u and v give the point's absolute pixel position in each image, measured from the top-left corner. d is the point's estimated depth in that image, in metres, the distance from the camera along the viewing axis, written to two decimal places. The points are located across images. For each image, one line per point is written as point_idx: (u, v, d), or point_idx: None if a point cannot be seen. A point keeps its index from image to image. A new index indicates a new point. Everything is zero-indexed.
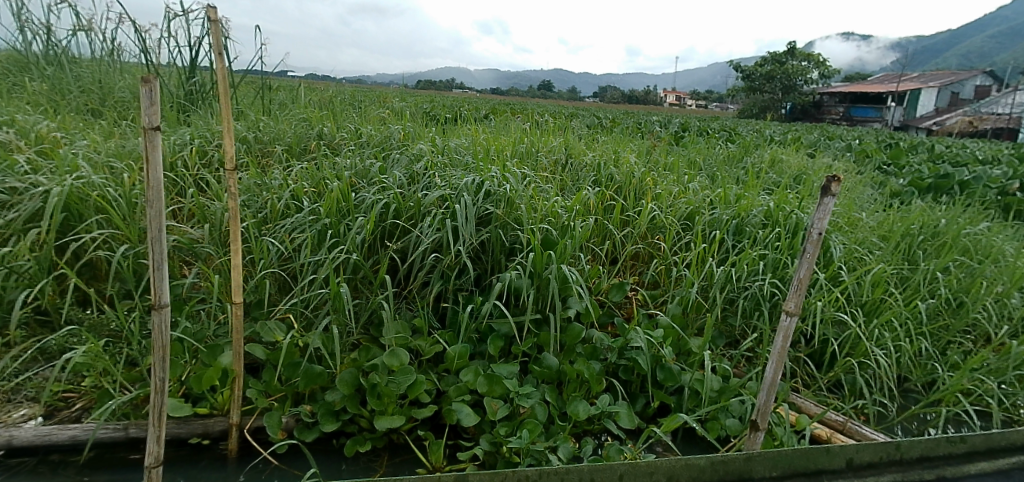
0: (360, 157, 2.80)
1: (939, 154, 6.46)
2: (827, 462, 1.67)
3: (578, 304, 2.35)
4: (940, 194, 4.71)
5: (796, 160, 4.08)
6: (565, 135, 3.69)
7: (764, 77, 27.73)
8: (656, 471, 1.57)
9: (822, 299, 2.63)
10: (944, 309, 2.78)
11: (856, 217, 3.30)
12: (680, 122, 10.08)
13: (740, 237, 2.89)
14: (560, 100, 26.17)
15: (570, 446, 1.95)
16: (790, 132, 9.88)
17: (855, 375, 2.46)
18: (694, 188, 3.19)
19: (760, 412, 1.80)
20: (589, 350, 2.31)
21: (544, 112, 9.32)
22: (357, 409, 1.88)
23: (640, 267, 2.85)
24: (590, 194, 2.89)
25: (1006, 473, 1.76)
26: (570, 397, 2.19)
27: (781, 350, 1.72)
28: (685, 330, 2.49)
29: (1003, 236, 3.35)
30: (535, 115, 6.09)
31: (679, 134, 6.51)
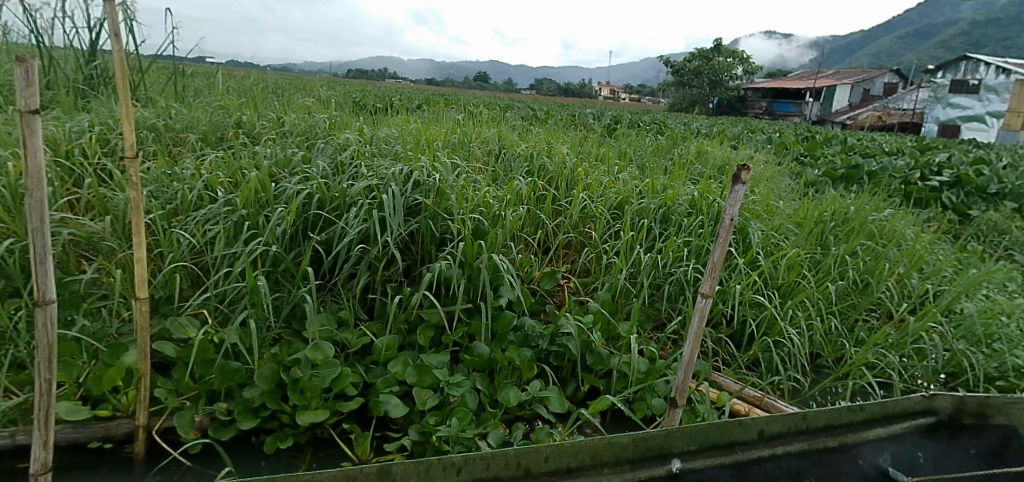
0: (281, 146, 2.69)
1: (850, 146, 6.91)
2: (739, 433, 1.82)
3: (509, 293, 2.37)
4: (851, 183, 5.04)
5: (720, 151, 4.25)
6: (498, 126, 3.69)
7: (696, 74, 28.78)
8: (580, 451, 1.72)
9: (741, 282, 2.75)
10: (852, 290, 2.98)
11: (774, 205, 3.43)
12: (611, 114, 10.32)
13: (667, 226, 2.97)
14: (499, 93, 26.23)
15: (500, 433, 2.02)
16: (715, 125, 10.32)
17: (771, 353, 2.61)
18: (623, 178, 3.25)
19: (678, 390, 1.91)
20: (521, 338, 2.34)
21: (481, 103, 9.29)
22: (278, 405, 1.83)
23: (572, 256, 2.89)
24: (522, 184, 2.89)
25: (898, 437, 1.93)
26: (501, 385, 2.23)
27: (698, 330, 1.84)
28: (613, 316, 2.57)
29: (905, 221, 3.62)
30: (468, 106, 6.07)
31: (612, 127, 6.66)
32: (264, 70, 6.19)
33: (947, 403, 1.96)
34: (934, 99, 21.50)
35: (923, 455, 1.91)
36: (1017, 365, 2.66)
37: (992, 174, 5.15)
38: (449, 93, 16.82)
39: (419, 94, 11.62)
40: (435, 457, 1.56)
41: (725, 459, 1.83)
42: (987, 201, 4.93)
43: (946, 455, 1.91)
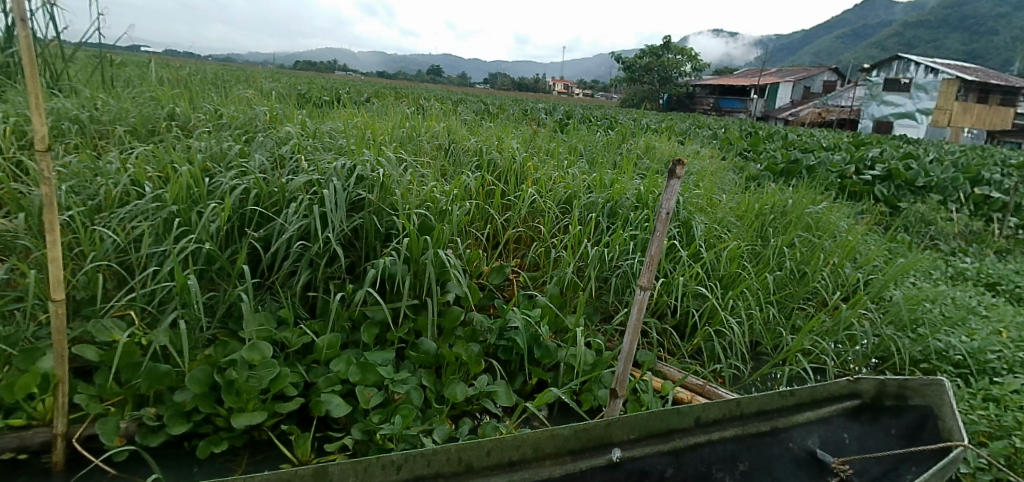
0: (217, 139, 2.60)
1: (792, 141, 7.19)
2: (677, 421, 1.88)
3: (456, 288, 2.36)
4: (791, 177, 5.24)
5: (667, 146, 4.35)
6: (447, 120, 3.66)
7: (646, 70, 29.16)
8: (523, 444, 1.74)
9: (684, 274, 2.83)
10: (790, 279, 3.10)
11: (717, 198, 3.52)
12: (564, 109, 10.42)
13: (614, 220, 3.02)
14: (457, 87, 26.08)
15: (445, 429, 2.03)
16: (665, 120, 10.55)
17: (713, 342, 2.70)
18: (572, 173, 3.28)
19: (618, 381, 1.97)
20: (468, 333, 2.35)
21: (435, 97, 9.21)
22: (212, 408, 1.77)
23: (521, 250, 2.89)
24: (469, 179, 2.88)
25: (826, 420, 2.03)
26: (448, 380, 2.22)
27: (637, 321, 1.92)
28: (561, 310, 2.60)
29: (839, 213, 3.78)
30: (419, 100, 6.00)
31: (565, 122, 6.72)
32: (204, 62, 5.98)
33: (870, 386, 2.08)
34: (871, 97, 22.32)
35: (849, 437, 2.00)
36: (940, 349, 2.88)
37: (920, 168, 5.47)
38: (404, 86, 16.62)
39: (372, 87, 11.38)
40: (374, 455, 1.55)
41: (664, 446, 1.89)
42: (914, 194, 5.24)
43: (870, 435, 2.01)
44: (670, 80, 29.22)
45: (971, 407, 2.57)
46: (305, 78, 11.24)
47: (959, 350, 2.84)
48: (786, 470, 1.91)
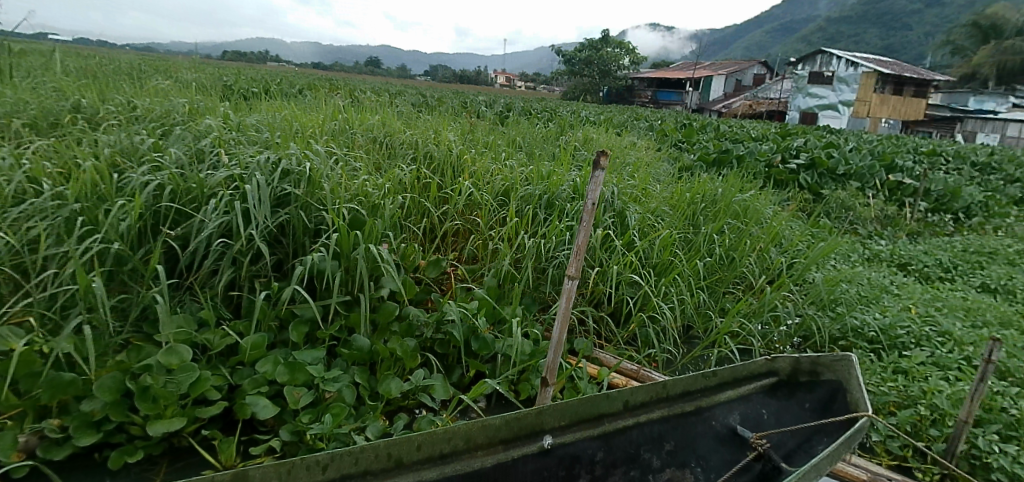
0: (129, 133, 2.47)
1: (723, 132, 7.48)
2: (606, 405, 1.93)
3: (390, 283, 2.33)
4: (723, 167, 5.46)
5: (604, 138, 4.43)
6: (382, 112, 3.60)
7: (585, 63, 29.29)
8: (454, 436, 1.74)
9: (619, 263, 2.90)
10: (720, 265, 3.23)
11: (650, 188, 3.61)
12: (506, 102, 10.43)
13: (551, 211, 3.05)
14: (402, 79, 25.66)
15: (379, 425, 2.01)
16: (606, 112, 10.75)
17: (647, 327, 2.78)
18: (510, 165, 3.29)
19: (549, 369, 2.00)
20: (404, 328, 2.33)
21: (374, 90, 9.05)
22: (124, 417, 1.68)
23: (459, 243, 2.89)
24: (403, 172, 2.84)
25: (746, 397, 2.14)
26: (382, 376, 2.20)
27: (565, 309, 1.96)
28: (499, 301, 2.61)
29: (765, 201, 3.96)
30: (357, 92, 5.88)
31: (507, 114, 6.74)
32: (119, 54, 5.64)
33: (786, 363, 2.19)
34: (795, 88, 23.14)
35: (767, 412, 2.14)
36: (855, 326, 3.07)
37: (840, 156, 5.80)
38: (344, 78, 16.22)
39: (308, 79, 11.00)
40: (298, 456, 1.51)
41: (593, 430, 1.94)
42: (836, 182, 5.57)
43: (786, 410, 2.15)
44: (610, 73, 29.18)
45: (882, 379, 2.76)
46: (237, 68, 10.76)
47: (872, 327, 3.04)
48: (709, 447, 2.05)
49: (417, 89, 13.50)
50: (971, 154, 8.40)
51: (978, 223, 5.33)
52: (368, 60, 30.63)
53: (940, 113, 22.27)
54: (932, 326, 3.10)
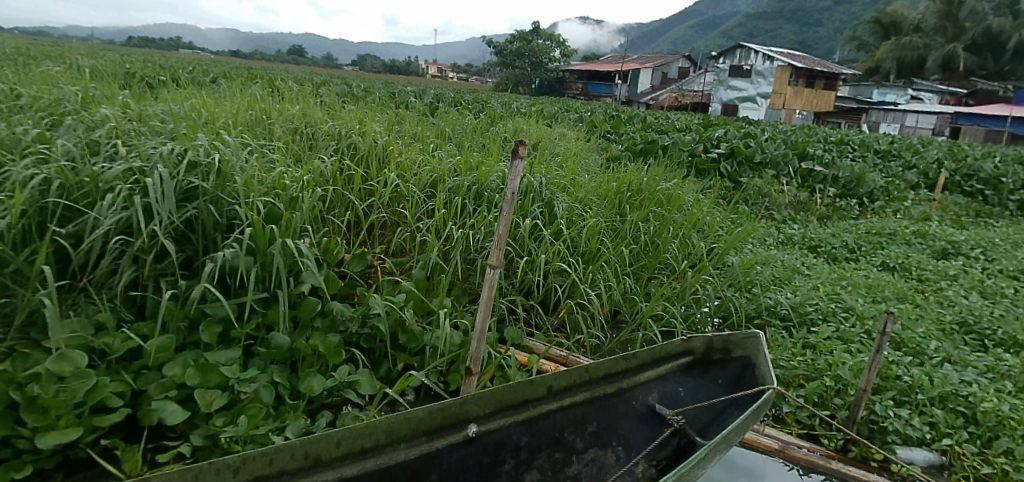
0: (11, 123, 2.27)
1: (651, 123, 7.75)
2: (530, 391, 1.96)
3: (311, 278, 2.26)
4: (649, 157, 5.66)
5: (535, 130, 4.49)
6: (303, 102, 3.48)
7: (514, 54, 28.93)
8: (375, 431, 1.71)
9: (548, 252, 2.94)
10: (645, 252, 3.35)
11: (579, 177, 3.68)
12: (439, 93, 10.33)
13: (480, 202, 3.02)
14: (333, 70, 24.83)
15: (300, 424, 1.95)
16: (540, 104, 10.88)
17: (575, 314, 2.84)
18: (437, 156, 3.27)
19: (472, 359, 2.01)
20: (327, 323, 2.27)
21: (298, 79, 8.75)
22: (8, 430, 1.55)
23: (386, 236, 2.84)
24: (324, 164, 2.76)
25: (664, 377, 2.24)
26: (303, 374, 2.13)
27: (488, 298, 1.96)
28: (427, 293, 2.59)
29: (687, 189, 4.13)
30: (280, 82, 5.66)
31: (438, 105, 6.68)
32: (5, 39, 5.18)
33: (701, 342, 2.29)
34: (718, 81, 24.15)
35: (683, 390, 2.26)
36: (769, 305, 3.27)
37: (757, 146, 6.13)
38: (269, 67, 15.53)
39: (228, 68, 10.45)
40: (205, 461, 1.42)
41: (518, 416, 1.97)
42: (753, 170, 5.90)
43: (700, 387, 2.27)
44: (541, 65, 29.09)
45: (793, 354, 2.95)
46: (147, 56, 10.06)
47: (784, 305, 3.25)
48: (629, 425, 2.16)
49: (348, 80, 13.11)
50: (874, 142, 9.10)
51: (879, 207, 5.80)
52: (294, 49, 29.39)
53: (846, 104, 23.53)
54: (837, 303, 3.34)
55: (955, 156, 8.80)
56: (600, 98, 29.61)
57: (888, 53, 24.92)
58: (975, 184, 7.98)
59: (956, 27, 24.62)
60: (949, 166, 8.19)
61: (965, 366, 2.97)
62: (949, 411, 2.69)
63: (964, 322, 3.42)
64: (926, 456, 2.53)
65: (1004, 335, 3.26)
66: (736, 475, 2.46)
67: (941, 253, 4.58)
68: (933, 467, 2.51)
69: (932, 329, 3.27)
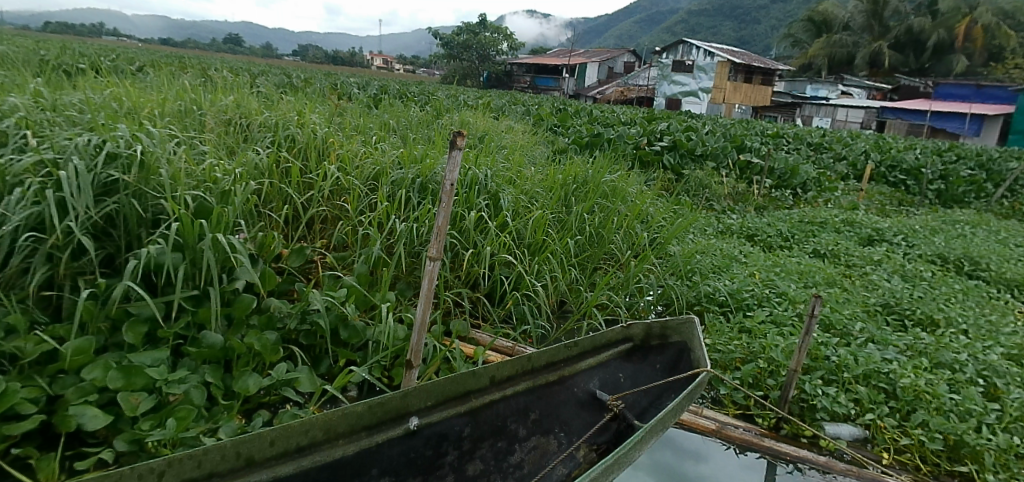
0: None
1: (597, 117, 7.89)
2: (472, 382, 1.96)
3: (245, 274, 2.19)
4: (595, 149, 5.77)
5: (481, 123, 4.50)
6: (238, 94, 3.37)
7: (463, 47, 28.80)
8: (311, 428, 1.64)
9: (494, 244, 2.93)
10: (590, 243, 3.41)
11: (525, 170, 3.71)
12: (386, 85, 10.18)
13: (424, 195, 2.99)
14: (276, 60, 23.98)
15: (234, 425, 1.89)
16: (489, 97, 10.89)
17: (521, 305, 2.86)
18: (380, 148, 3.22)
19: (413, 352, 2.00)
20: (263, 320, 2.20)
21: (234, 69, 8.42)
22: None
23: (327, 230, 2.78)
24: (259, 156, 2.67)
25: (605, 363, 2.30)
26: (238, 373, 2.06)
27: (428, 291, 1.95)
28: (370, 288, 2.55)
29: (631, 181, 4.23)
30: (214, 73, 5.45)
31: (382, 97, 6.58)
32: None
33: (640, 329, 2.37)
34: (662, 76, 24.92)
35: (623, 376, 2.33)
36: (708, 293, 3.41)
37: (698, 139, 6.34)
38: (203, 57, 14.87)
39: (157, 56, 9.95)
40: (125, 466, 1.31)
41: (461, 407, 1.96)
42: (694, 162, 6.12)
43: (639, 372, 2.36)
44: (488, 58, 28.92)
45: (729, 338, 3.08)
46: (66, 43, 9.47)
47: (722, 292, 3.39)
48: (570, 412, 2.21)
49: (290, 70, 12.72)
50: (807, 135, 9.57)
51: (811, 197, 6.13)
52: (232, 39, 28.20)
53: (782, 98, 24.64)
54: (771, 289, 3.50)
55: (880, 147, 9.37)
56: (548, 91, 29.55)
57: (819, 50, 26.34)
58: (897, 175, 8.56)
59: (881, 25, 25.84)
60: (875, 158, 8.71)
61: (887, 345, 3.17)
62: (872, 387, 2.86)
63: (886, 304, 3.65)
64: (851, 430, 2.69)
65: (921, 315, 3.50)
66: (682, 457, 2.57)
67: (867, 240, 4.87)
68: (857, 440, 2.68)
69: (858, 311, 3.48)
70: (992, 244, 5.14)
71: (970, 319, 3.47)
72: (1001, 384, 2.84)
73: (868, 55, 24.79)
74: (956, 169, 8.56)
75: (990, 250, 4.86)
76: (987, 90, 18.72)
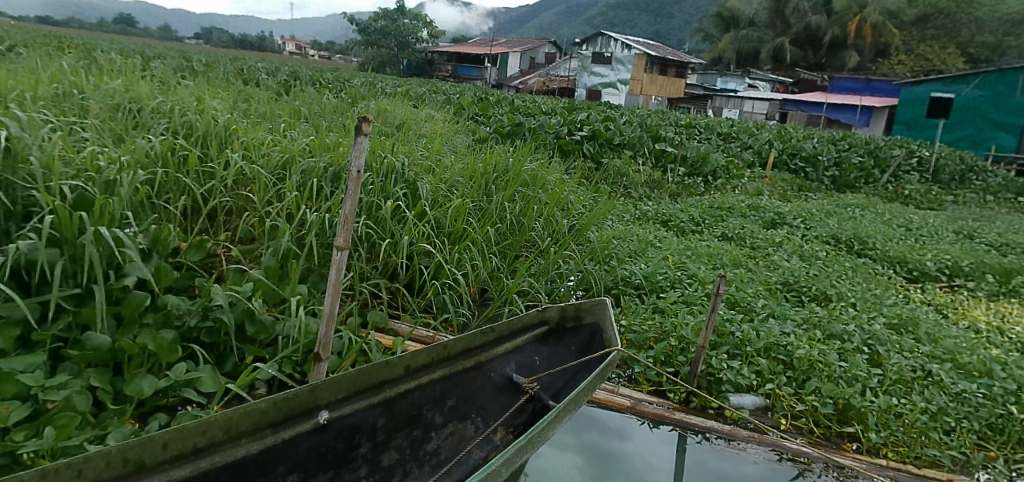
0: None
1: (518, 106, 7.99)
2: (386, 373, 1.92)
3: (136, 270, 2.04)
4: (516, 138, 5.86)
5: (399, 112, 4.44)
6: (128, 80, 3.17)
7: (381, 34, 28.06)
8: (211, 427, 1.50)
9: (413, 234, 2.89)
10: (511, 231, 3.45)
11: (444, 158, 3.69)
12: (299, 71, 9.80)
13: (337, 184, 2.89)
14: (181, 45, 22.38)
15: (126, 430, 1.76)
16: (409, 85, 10.75)
17: (442, 294, 2.85)
18: (290, 137, 3.10)
19: (322, 345, 1.94)
20: (159, 319, 2.05)
21: (124, 51, 7.83)
22: None
23: (232, 223, 2.65)
24: (150, 143, 2.54)
25: (522, 347, 2.35)
26: (131, 376, 1.92)
27: (337, 282, 1.87)
28: (280, 281, 2.44)
29: (550, 169, 4.32)
30: (103, 54, 5.06)
31: (294, 83, 6.34)
32: None
33: (555, 312, 2.43)
34: (581, 67, 25.09)
35: (539, 359, 2.40)
36: (624, 277, 3.55)
37: (616, 128, 6.57)
38: (89, 37, 13.62)
39: (33, 36, 9.06)
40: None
41: (374, 398, 1.92)
42: (613, 151, 6.34)
43: (555, 354, 2.44)
44: (407, 45, 28.23)
45: (644, 319, 3.23)
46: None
47: (638, 276, 3.55)
48: (487, 396, 2.26)
49: (192, 55, 11.95)
50: (718, 125, 10.15)
51: (721, 184, 6.51)
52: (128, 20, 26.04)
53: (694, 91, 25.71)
54: (683, 271, 3.69)
55: (783, 137, 10.08)
56: (469, 80, 29.13)
57: (728, 45, 28.02)
58: (798, 162, 9.26)
59: (785, 23, 27.49)
60: (779, 147, 9.36)
61: (785, 319, 3.42)
62: (772, 359, 3.08)
63: (786, 282, 3.94)
64: (754, 400, 2.88)
65: (816, 291, 3.80)
66: (607, 436, 2.73)
67: (770, 223, 5.24)
68: (759, 408, 2.87)
69: (760, 289, 3.74)
70: (877, 225, 5.66)
71: (856, 293, 3.82)
72: (883, 351, 3.14)
73: (774, 50, 26.49)
74: (848, 157, 9.35)
75: (875, 230, 5.36)
76: (876, 85, 20.57)
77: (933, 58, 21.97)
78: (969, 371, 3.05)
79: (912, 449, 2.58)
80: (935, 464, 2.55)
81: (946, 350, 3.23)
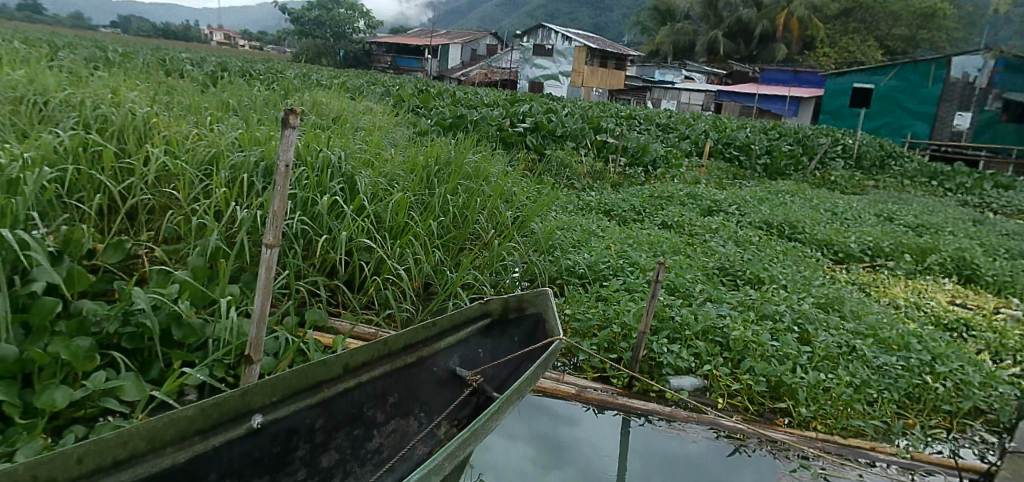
0: None
1: (459, 98, 7.94)
2: (323, 372, 1.86)
3: (45, 274, 1.89)
4: (458, 131, 5.83)
5: (335, 104, 4.32)
6: (31, 72, 2.96)
7: (317, 24, 27.14)
8: (132, 438, 1.37)
9: (352, 229, 2.82)
10: (454, 224, 3.43)
11: (384, 151, 3.63)
12: (227, 62, 9.38)
13: (269, 179, 2.78)
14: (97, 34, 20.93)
15: (37, 445, 1.64)
16: (346, 77, 10.48)
17: (384, 290, 2.80)
18: (217, 130, 2.97)
19: (253, 347, 1.85)
20: (74, 326, 1.92)
21: (25, 40, 7.27)
22: None
23: (155, 222, 2.51)
24: (58, 138, 2.37)
25: (465, 340, 2.35)
26: (42, 387, 1.79)
27: (267, 281, 1.78)
28: (209, 282, 2.33)
29: (493, 161, 4.33)
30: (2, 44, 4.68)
31: (222, 75, 6.07)
32: None
33: (498, 304, 2.43)
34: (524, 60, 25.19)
35: (482, 351, 2.41)
36: (568, 267, 3.61)
37: (558, 120, 6.65)
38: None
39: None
40: None
41: (312, 399, 1.86)
42: (556, 142, 6.41)
43: (498, 346, 2.45)
44: (345, 35, 27.44)
45: (588, 307, 3.29)
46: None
47: (581, 265, 3.62)
48: (430, 391, 2.25)
49: (107, 44, 11.21)
50: (657, 116, 10.43)
51: (661, 173, 6.71)
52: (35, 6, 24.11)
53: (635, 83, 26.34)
54: (625, 259, 3.79)
55: (719, 127, 10.48)
56: (411, 72, 28.59)
57: (666, 38, 28.79)
58: (732, 151, 9.66)
59: (720, 17, 28.49)
60: (714, 137, 9.73)
61: (721, 302, 3.57)
62: (709, 341, 3.21)
63: (722, 267, 4.11)
64: (693, 382, 2.99)
65: (750, 274, 3.98)
66: (557, 423, 2.77)
67: (706, 210, 5.46)
68: (698, 389, 2.99)
69: (697, 274, 3.88)
70: (805, 210, 5.98)
71: (787, 275, 4.02)
72: (811, 330, 3.33)
73: (711, 44, 27.42)
74: (778, 146, 9.81)
75: (804, 215, 5.66)
76: (803, 76, 21.70)
77: (856, 51, 23.30)
78: (888, 345, 3.28)
79: (839, 421, 2.74)
80: (859, 433, 2.73)
81: (868, 326, 3.46)
